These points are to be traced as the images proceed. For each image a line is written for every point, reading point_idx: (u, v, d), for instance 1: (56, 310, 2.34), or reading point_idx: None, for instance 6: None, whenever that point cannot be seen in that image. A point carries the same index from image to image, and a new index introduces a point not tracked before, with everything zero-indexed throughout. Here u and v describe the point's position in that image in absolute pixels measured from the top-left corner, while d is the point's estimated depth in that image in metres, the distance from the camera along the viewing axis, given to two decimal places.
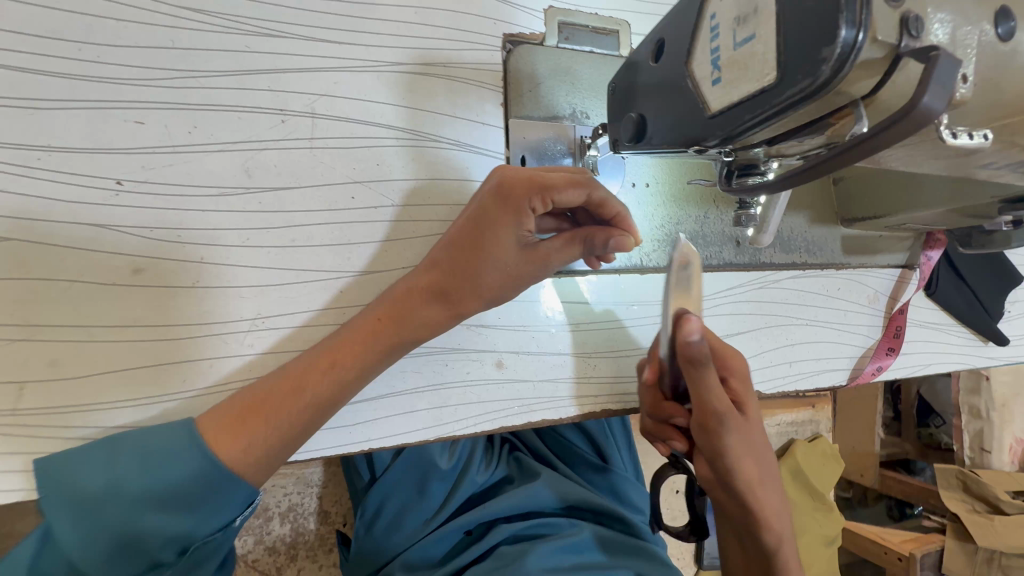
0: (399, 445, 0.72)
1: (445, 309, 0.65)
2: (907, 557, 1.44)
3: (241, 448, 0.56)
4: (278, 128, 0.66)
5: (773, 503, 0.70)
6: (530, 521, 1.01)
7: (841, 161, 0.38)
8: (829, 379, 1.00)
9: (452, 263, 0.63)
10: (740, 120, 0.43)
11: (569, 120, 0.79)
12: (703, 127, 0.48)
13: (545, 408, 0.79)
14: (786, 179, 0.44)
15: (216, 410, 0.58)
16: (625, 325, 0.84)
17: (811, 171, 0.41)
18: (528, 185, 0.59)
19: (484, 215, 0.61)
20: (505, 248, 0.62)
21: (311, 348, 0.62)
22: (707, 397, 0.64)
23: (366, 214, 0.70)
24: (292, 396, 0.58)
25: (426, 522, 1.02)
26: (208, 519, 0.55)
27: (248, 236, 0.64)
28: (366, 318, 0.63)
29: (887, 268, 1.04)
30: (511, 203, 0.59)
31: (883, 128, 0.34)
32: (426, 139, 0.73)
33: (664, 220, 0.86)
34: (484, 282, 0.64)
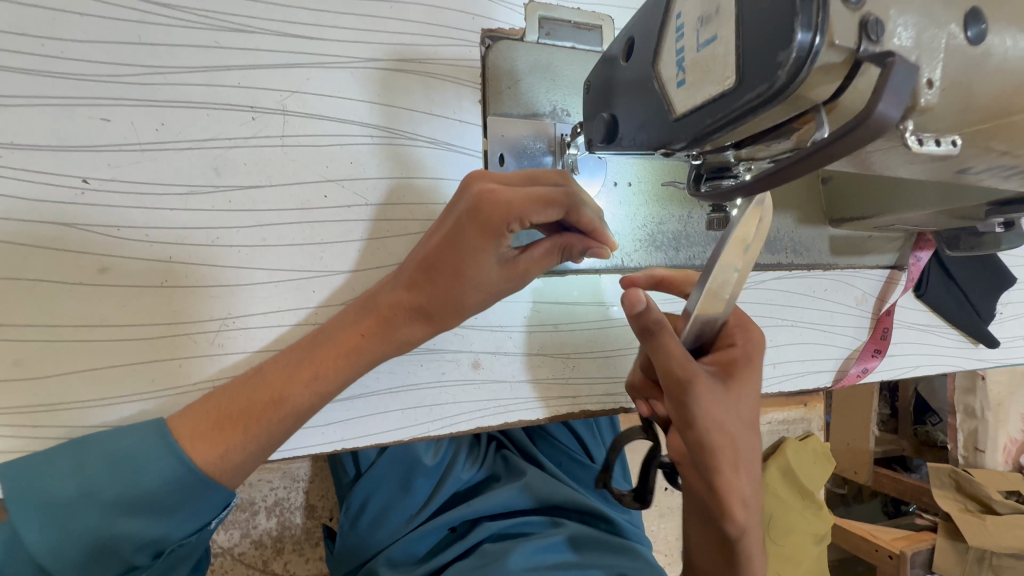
0: (373, 445, 0.72)
1: (425, 326, 0.64)
2: (897, 555, 1.44)
3: (213, 454, 0.55)
4: (248, 126, 0.65)
5: (741, 487, 0.66)
6: (513, 520, 1.01)
7: (800, 171, 0.37)
8: (813, 380, 0.99)
9: (429, 282, 0.60)
10: (702, 123, 0.42)
11: (549, 117, 0.78)
12: (669, 131, 0.47)
13: (523, 409, 0.79)
14: (744, 189, 0.42)
15: (186, 415, 0.57)
16: (605, 326, 0.83)
17: (769, 181, 0.39)
18: (506, 212, 0.53)
19: (461, 238, 0.56)
20: (483, 268, 0.58)
21: (292, 357, 0.61)
22: (670, 363, 0.60)
23: (339, 213, 0.69)
24: (271, 408, 0.57)
25: (410, 519, 1.02)
26: (182, 523, 0.55)
27: (219, 235, 0.64)
28: (346, 327, 0.62)
29: (876, 268, 1.03)
30: (489, 230, 0.55)
31: (838, 137, 0.33)
32: (401, 137, 0.72)
33: (646, 220, 0.85)
34: (463, 301, 0.61)
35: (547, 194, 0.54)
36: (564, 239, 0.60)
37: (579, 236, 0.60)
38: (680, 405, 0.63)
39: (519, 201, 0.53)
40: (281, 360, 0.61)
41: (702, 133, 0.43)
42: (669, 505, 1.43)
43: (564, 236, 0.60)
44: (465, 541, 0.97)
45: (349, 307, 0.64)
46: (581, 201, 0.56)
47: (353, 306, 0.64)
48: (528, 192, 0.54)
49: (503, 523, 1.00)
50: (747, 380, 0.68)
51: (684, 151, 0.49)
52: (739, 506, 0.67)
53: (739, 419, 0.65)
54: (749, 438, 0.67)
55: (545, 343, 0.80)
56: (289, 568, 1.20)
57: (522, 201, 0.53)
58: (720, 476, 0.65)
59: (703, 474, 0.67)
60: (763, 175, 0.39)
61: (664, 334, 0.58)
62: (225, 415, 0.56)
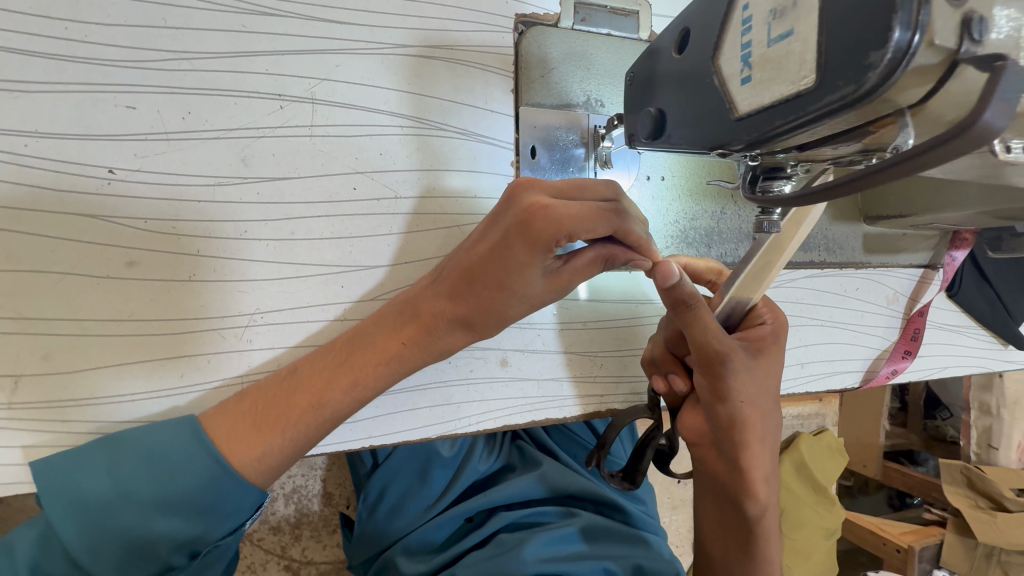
0: (400, 443, 0.71)
1: (465, 333, 0.63)
2: (905, 549, 1.44)
3: (250, 455, 0.56)
4: (275, 114, 0.63)
5: (763, 462, 0.66)
6: (532, 510, 1.00)
7: (884, 178, 0.35)
8: (841, 381, 0.97)
9: (469, 293, 0.59)
10: (769, 125, 0.40)
11: (582, 108, 0.76)
12: (727, 130, 0.44)
13: (550, 407, 0.77)
14: (813, 194, 0.40)
15: (222, 417, 0.57)
16: (633, 324, 0.81)
17: (847, 186, 0.37)
18: (556, 228, 0.52)
19: (505, 249, 0.55)
20: (526, 280, 0.57)
21: (330, 361, 0.60)
22: (706, 336, 0.59)
23: (367, 206, 0.67)
24: (310, 412, 0.58)
25: (428, 508, 1.01)
26: (219, 522, 0.55)
27: (247, 228, 0.62)
28: (385, 333, 0.61)
29: (909, 267, 1.00)
30: (536, 244, 0.53)
31: (935, 145, 0.31)
32: (432, 128, 0.69)
33: (678, 215, 0.83)
34: (503, 311, 0.61)
35: (596, 211, 0.53)
36: (607, 248, 0.59)
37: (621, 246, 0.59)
38: (711, 373, 0.62)
39: (569, 218, 0.52)
40: (317, 365, 0.60)
41: (768, 135, 0.41)
42: (683, 497, 1.43)
43: (609, 247, 0.59)
44: (485, 529, 0.97)
45: (386, 311, 0.63)
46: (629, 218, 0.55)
47: (390, 310, 0.63)
48: (577, 208, 0.52)
49: (522, 513, 0.99)
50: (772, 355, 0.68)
51: (741, 151, 0.47)
52: (762, 484, 0.66)
53: (765, 394, 0.66)
54: (772, 415, 0.67)
55: (573, 341, 0.78)
56: (307, 554, 1.21)
57: (570, 216, 0.52)
58: (745, 450, 0.65)
59: (726, 447, 0.66)
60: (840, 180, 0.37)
61: (699, 305, 0.57)
62: (263, 418, 0.57)
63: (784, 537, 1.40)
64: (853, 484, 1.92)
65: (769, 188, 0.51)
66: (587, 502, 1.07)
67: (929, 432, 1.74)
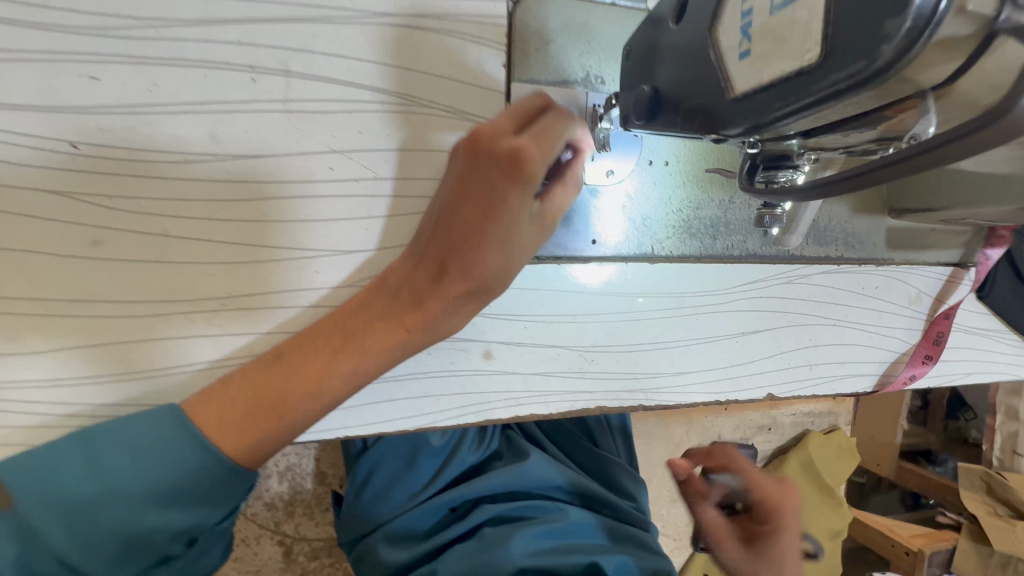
0: (377, 433, 0.69)
1: (465, 304, 0.59)
2: (913, 553, 1.38)
3: (247, 445, 0.54)
4: (249, 88, 0.59)
5: None
6: (519, 503, 0.98)
7: (909, 169, 0.34)
8: (852, 384, 0.91)
9: (470, 261, 0.56)
10: (768, 107, 0.35)
11: (581, 86, 0.71)
12: (723, 112, 0.39)
13: (535, 402, 0.74)
14: (831, 182, 0.38)
15: (204, 407, 0.55)
16: (627, 318, 0.77)
17: (868, 176, 0.36)
18: (541, 161, 0.53)
19: (502, 203, 0.54)
20: (525, 227, 0.56)
21: (325, 348, 0.57)
22: (702, 524, 0.68)
23: (345, 188, 0.63)
24: (306, 402, 0.56)
25: (414, 496, 1.00)
26: (216, 509, 0.55)
27: (219, 209, 0.59)
28: (382, 316, 0.59)
29: (936, 265, 0.93)
30: (531, 184, 0.53)
31: (963, 134, 0.30)
32: (416, 104, 0.65)
33: (682, 203, 0.78)
34: (509, 268, 0.58)
35: (560, 132, 0.55)
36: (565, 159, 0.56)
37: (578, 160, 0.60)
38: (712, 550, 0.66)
39: (547, 147, 0.53)
40: (309, 351, 0.58)
41: (771, 118, 0.36)
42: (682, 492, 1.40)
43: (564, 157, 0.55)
44: (469, 519, 0.96)
45: (377, 296, 0.60)
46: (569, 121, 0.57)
47: (381, 294, 0.60)
48: (545, 135, 0.54)
49: (509, 506, 0.97)
50: (792, 543, 0.64)
51: (740, 137, 0.41)
52: None
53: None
54: None
55: (562, 335, 0.74)
56: (300, 531, 1.22)
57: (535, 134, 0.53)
58: None
59: None
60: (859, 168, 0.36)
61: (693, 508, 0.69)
62: (255, 408, 0.55)
63: None
64: (865, 483, 1.85)
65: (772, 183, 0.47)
66: (575, 496, 1.05)
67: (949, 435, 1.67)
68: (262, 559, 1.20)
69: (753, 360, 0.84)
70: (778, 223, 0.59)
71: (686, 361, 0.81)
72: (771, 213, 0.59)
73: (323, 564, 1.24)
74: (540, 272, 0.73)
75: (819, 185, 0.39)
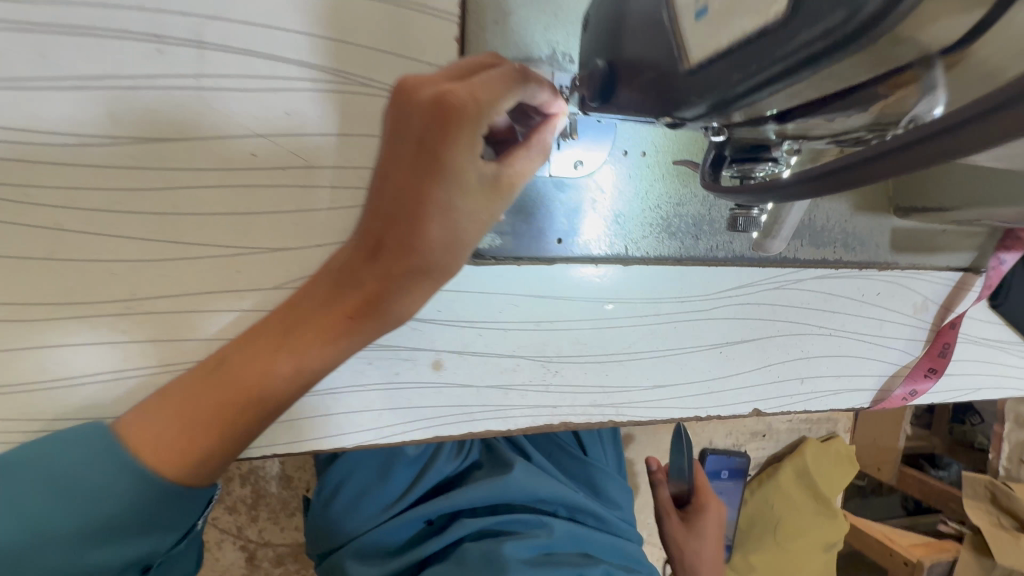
0: (313, 450, 0.63)
1: (413, 288, 0.49)
2: (912, 564, 1.20)
3: (185, 464, 0.48)
4: (153, 61, 0.51)
5: (697, 555, 0.89)
6: (502, 516, 0.89)
7: (906, 167, 0.26)
8: (846, 400, 0.83)
9: (408, 234, 0.46)
10: (728, 80, 0.28)
11: (547, 65, 0.62)
12: (679, 88, 0.32)
13: (491, 417, 0.68)
14: (808, 179, 0.31)
15: (136, 426, 0.49)
16: (597, 325, 0.70)
17: (849, 172, 0.29)
18: (477, 108, 0.43)
19: (439, 160, 0.43)
20: (472, 188, 0.45)
21: (263, 348, 0.50)
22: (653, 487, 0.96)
23: (270, 177, 0.56)
24: (246, 413, 0.49)
25: (388, 508, 0.90)
26: (168, 533, 0.51)
27: (121, 199, 0.52)
28: (319, 308, 0.50)
29: (946, 271, 0.84)
30: (469, 136, 0.43)
31: (973, 116, 0.23)
32: (352, 82, 0.56)
33: (660, 199, 0.70)
34: (457, 238, 0.47)
35: (503, 77, 0.46)
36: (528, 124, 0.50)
37: (546, 125, 0.53)
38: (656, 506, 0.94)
39: (486, 92, 0.44)
40: (251, 348, 0.50)
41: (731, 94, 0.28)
42: None
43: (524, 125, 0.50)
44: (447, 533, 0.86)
45: (316, 285, 0.52)
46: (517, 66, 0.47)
47: (319, 283, 0.52)
48: (484, 81, 0.45)
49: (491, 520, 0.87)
50: (713, 513, 0.92)
51: (704, 121, 0.34)
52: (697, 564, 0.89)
53: (698, 552, 0.89)
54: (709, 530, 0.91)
55: (522, 344, 0.67)
56: (264, 535, 1.17)
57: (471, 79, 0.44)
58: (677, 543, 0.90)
59: (671, 545, 0.91)
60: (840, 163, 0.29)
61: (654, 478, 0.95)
62: (189, 424, 0.48)
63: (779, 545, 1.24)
64: (865, 484, 1.71)
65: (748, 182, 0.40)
66: (559, 507, 0.95)
67: (955, 438, 1.48)
68: (224, 564, 1.15)
69: (737, 373, 0.77)
70: (752, 225, 0.53)
71: (662, 373, 0.73)
72: (744, 214, 0.52)
73: (286, 570, 1.19)
74: (497, 274, 0.65)
75: (793, 182, 0.32)
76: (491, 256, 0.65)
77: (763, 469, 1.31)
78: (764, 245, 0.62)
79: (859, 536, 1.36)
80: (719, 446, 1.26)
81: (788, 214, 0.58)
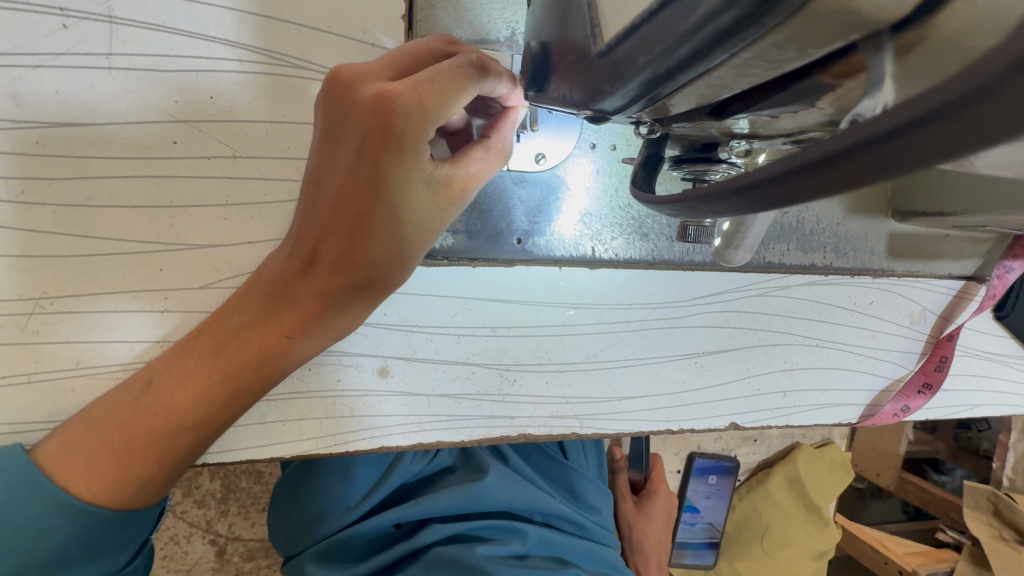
0: (250, 460, 0.58)
1: (357, 302, 0.46)
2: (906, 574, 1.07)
3: (124, 492, 0.46)
4: (58, 36, 0.48)
5: (643, 532, 0.96)
6: (474, 522, 0.72)
7: (842, 188, 0.21)
8: (833, 415, 0.77)
9: (348, 248, 0.42)
10: (633, 63, 0.26)
11: (507, 48, 0.58)
12: (596, 74, 0.30)
13: (442, 428, 0.63)
14: (732, 194, 0.25)
15: (62, 456, 0.46)
16: (560, 333, 0.65)
17: (777, 188, 0.23)
18: (419, 116, 0.38)
19: (377, 173, 0.39)
20: (416, 200, 0.41)
21: (197, 371, 0.47)
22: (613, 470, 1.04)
23: (194, 165, 0.52)
24: (186, 436, 0.47)
25: (342, 513, 0.73)
26: (119, 553, 0.48)
27: (24, 188, 0.49)
28: (255, 325, 0.47)
29: (946, 278, 0.78)
30: (410, 147, 0.38)
31: (910, 125, 0.18)
32: (285, 64, 0.53)
33: (632, 197, 0.66)
34: (402, 250, 0.43)
35: (451, 73, 0.39)
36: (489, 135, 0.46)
37: (504, 120, 0.48)
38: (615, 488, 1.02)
39: (431, 94, 0.38)
40: (181, 367, 0.47)
41: (648, 76, 0.25)
42: None
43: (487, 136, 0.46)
44: (409, 543, 0.70)
45: (252, 295, 0.48)
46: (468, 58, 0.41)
47: (256, 293, 0.47)
48: (429, 78, 0.39)
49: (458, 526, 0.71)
50: (664, 498, 0.97)
51: (629, 113, 0.32)
52: (644, 540, 0.96)
53: (646, 532, 0.96)
54: (660, 516, 0.96)
55: (476, 350, 0.63)
56: None
57: (412, 81, 0.38)
58: (627, 521, 0.98)
59: (624, 522, 0.99)
60: (762, 176, 0.23)
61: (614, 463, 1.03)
62: (123, 453, 0.45)
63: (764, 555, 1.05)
64: (865, 487, 1.51)
65: (704, 180, 0.37)
66: (535, 514, 0.78)
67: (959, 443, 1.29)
68: (192, 560, 0.93)
69: (715, 385, 0.71)
70: (705, 235, 0.49)
71: (631, 384, 0.68)
72: (696, 224, 0.49)
73: (260, 566, 0.97)
74: (450, 275, 0.61)
75: (716, 196, 0.26)
76: (443, 256, 0.60)
77: (752, 473, 1.09)
78: (726, 255, 0.59)
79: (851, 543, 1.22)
80: (706, 449, 1.04)
81: (751, 224, 0.54)
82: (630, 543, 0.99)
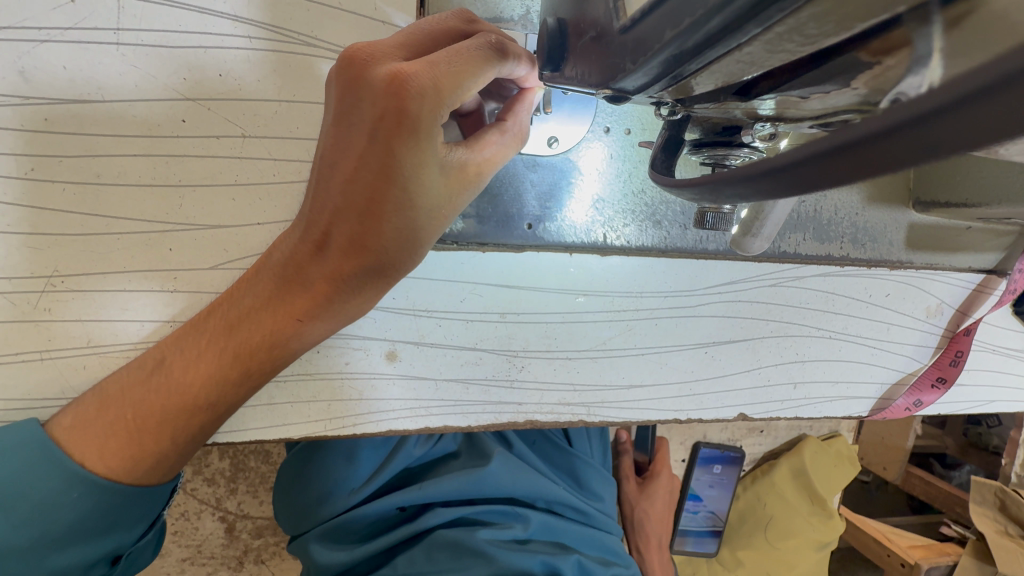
0: (258, 441, 0.59)
1: (368, 287, 0.45)
2: (910, 566, 1.07)
3: (138, 468, 0.47)
4: (65, 11, 0.48)
5: (644, 513, 0.97)
6: (477, 507, 0.72)
7: (878, 172, 0.20)
8: (844, 408, 0.76)
9: (360, 232, 0.41)
10: (658, 38, 0.25)
11: (521, 27, 0.57)
12: (616, 51, 0.29)
13: (449, 413, 0.63)
14: (756, 181, 0.24)
15: (77, 431, 0.47)
16: (570, 320, 0.64)
17: (804, 174, 0.21)
18: (434, 98, 0.37)
19: (391, 157, 0.38)
20: (429, 185, 0.40)
21: (209, 351, 0.47)
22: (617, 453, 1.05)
23: (202, 144, 0.51)
24: (198, 415, 0.47)
25: (347, 494, 0.73)
26: (131, 529, 0.49)
27: (33, 165, 0.49)
28: (265, 308, 0.46)
29: (966, 272, 0.76)
30: (424, 130, 0.37)
31: (956, 102, 0.16)
32: (295, 42, 0.52)
33: (645, 183, 0.65)
34: (414, 236, 0.42)
35: (467, 55, 0.39)
36: (503, 121, 0.45)
37: (520, 103, 0.47)
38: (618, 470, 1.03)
39: (447, 76, 0.37)
40: (193, 347, 0.47)
41: (671, 52, 0.25)
42: None
43: (500, 121, 0.45)
44: (411, 527, 0.70)
45: (262, 277, 0.47)
46: (485, 40, 0.40)
47: (267, 275, 0.47)
48: (445, 60, 0.38)
49: (461, 512, 0.71)
50: (665, 481, 0.98)
51: (649, 94, 0.31)
52: (645, 522, 0.98)
53: (647, 513, 0.98)
54: (661, 498, 0.97)
55: (485, 336, 0.62)
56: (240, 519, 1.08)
57: (427, 62, 0.37)
58: (629, 503, 0.99)
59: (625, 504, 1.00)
60: (789, 161, 0.22)
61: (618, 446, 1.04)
62: (136, 430, 0.46)
63: (766, 545, 1.05)
64: (871, 480, 1.50)
65: (722, 165, 0.35)
66: (537, 500, 0.78)
67: (968, 438, 1.27)
68: (202, 536, 0.95)
69: (725, 375, 0.71)
70: (723, 221, 0.47)
71: (640, 372, 0.67)
72: (714, 210, 0.47)
73: (268, 544, 0.98)
74: (459, 260, 0.60)
75: (740, 182, 0.25)
76: (453, 241, 0.60)
77: (758, 463, 1.09)
78: (743, 244, 0.57)
79: (856, 536, 1.21)
80: (711, 438, 1.04)
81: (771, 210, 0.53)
82: (631, 525, 1.00)
